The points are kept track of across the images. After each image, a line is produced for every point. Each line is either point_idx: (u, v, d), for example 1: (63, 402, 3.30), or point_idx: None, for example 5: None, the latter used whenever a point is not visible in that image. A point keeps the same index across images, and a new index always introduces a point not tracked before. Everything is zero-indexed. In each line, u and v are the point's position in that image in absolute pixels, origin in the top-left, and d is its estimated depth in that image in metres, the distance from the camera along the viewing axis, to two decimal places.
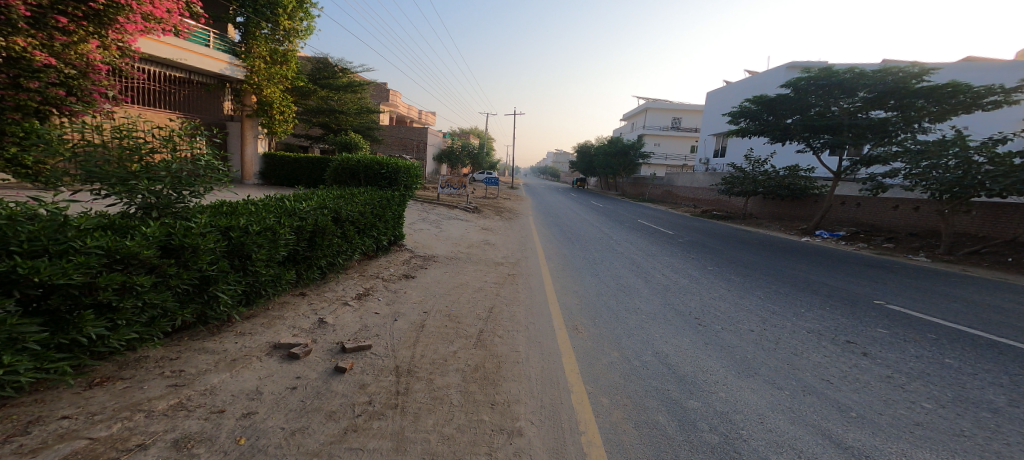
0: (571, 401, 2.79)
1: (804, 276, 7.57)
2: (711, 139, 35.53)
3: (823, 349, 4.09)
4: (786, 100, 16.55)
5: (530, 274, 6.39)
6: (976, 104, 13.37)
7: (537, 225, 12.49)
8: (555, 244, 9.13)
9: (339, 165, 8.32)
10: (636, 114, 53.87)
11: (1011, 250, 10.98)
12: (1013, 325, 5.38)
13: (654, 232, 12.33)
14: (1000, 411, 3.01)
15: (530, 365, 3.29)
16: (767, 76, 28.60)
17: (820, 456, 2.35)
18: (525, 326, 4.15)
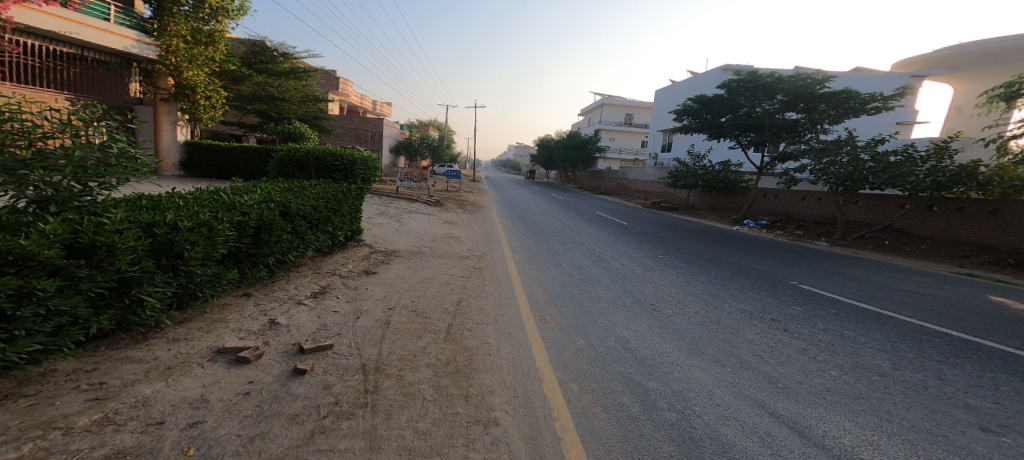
0: (542, 390, 2.89)
1: (737, 261, 8.33)
2: (659, 135, 37.43)
3: (757, 327, 4.56)
4: (721, 101, 17.78)
5: (495, 266, 6.42)
6: (862, 110, 15.75)
7: (499, 217, 12.57)
8: (516, 236, 9.24)
9: (285, 156, 7.76)
10: (593, 109, 55.53)
11: (888, 235, 12.89)
12: (895, 299, 6.34)
13: (610, 224, 12.87)
14: (885, 374, 3.57)
15: (501, 357, 3.35)
16: (705, 77, 30.73)
17: (759, 424, 2.65)
18: (493, 318, 4.20)
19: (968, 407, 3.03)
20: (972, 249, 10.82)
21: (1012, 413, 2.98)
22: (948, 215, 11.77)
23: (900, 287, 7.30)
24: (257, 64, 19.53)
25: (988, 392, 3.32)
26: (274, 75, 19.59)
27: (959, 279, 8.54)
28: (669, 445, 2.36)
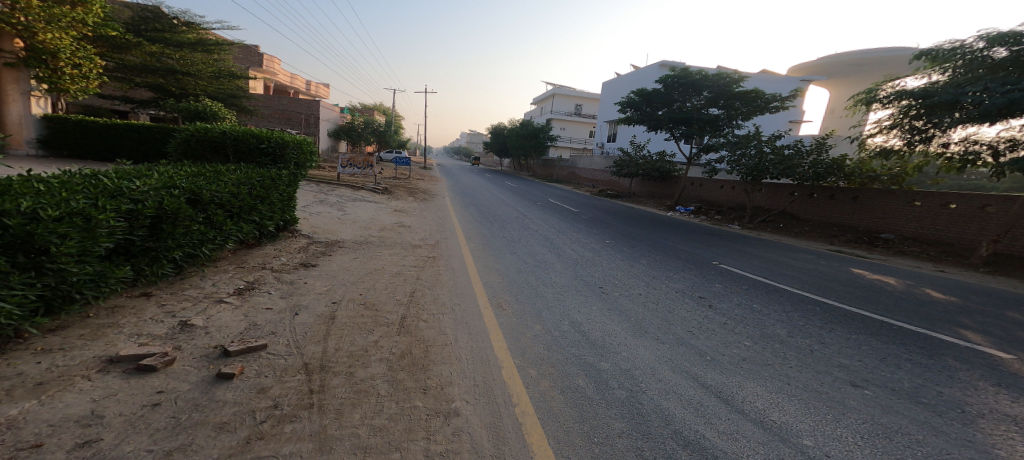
0: (502, 377, 2.91)
1: (671, 245, 8.98)
2: (606, 126, 38.80)
3: (689, 305, 4.96)
4: (660, 96, 18.68)
5: (449, 255, 6.29)
6: (766, 109, 17.58)
7: (453, 205, 12.37)
8: (468, 224, 9.12)
9: (190, 136, 6.66)
10: (544, 98, 56.07)
11: (782, 219, 14.65)
12: (796, 275, 7.24)
13: (562, 211, 13.17)
14: (785, 342, 4.08)
15: (459, 347, 3.30)
16: (644, 71, 32.39)
17: (694, 396, 2.90)
18: (451, 308, 4.12)
19: (844, 366, 3.57)
20: (842, 230, 12.71)
21: (878, 370, 3.55)
22: (823, 201, 13.67)
23: (795, 264, 8.34)
24: (149, 32, 16.77)
25: (862, 352, 3.93)
26: (174, 45, 17.07)
27: (834, 255, 9.97)
28: (621, 422, 2.50)
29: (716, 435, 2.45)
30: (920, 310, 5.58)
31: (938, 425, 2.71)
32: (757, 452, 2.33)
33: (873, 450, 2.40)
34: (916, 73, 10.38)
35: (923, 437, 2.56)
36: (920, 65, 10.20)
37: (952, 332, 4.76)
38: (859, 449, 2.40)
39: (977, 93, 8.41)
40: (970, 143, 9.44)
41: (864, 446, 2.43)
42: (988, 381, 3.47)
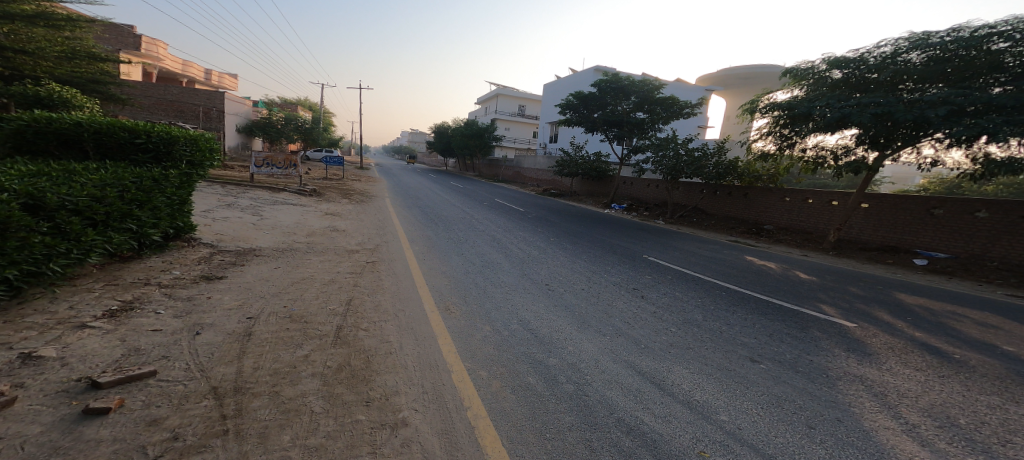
0: (452, 381, 2.83)
1: (608, 240, 9.43)
2: (547, 127, 39.75)
3: (624, 297, 5.26)
4: (595, 98, 19.52)
5: (391, 259, 6.00)
6: (680, 115, 19.18)
7: (393, 206, 11.90)
8: (410, 225, 8.82)
9: (28, 126, 5.27)
10: (488, 98, 55.94)
11: (696, 214, 16.13)
12: (711, 264, 7.99)
13: (507, 210, 13.23)
14: (702, 325, 4.48)
15: (405, 354, 3.16)
16: (581, 75, 33.78)
17: (633, 384, 3.06)
18: (394, 314, 3.94)
19: (745, 344, 4.01)
20: (735, 223, 14.32)
21: (771, 345, 4.04)
22: (724, 198, 15.34)
23: (710, 254, 9.19)
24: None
25: (756, 330, 4.45)
26: None
27: (733, 245, 11.15)
28: (571, 416, 2.56)
29: (652, 419, 2.61)
30: (790, 289, 6.47)
31: (812, 391, 3.15)
32: (688, 431, 2.51)
33: (773, 418, 2.71)
34: (781, 88, 11.81)
35: (802, 402, 2.96)
36: (785, 81, 11.66)
37: (814, 306, 5.60)
38: (763, 418, 2.70)
39: (823, 108, 9.73)
40: (819, 149, 10.86)
41: (765, 415, 2.74)
42: (840, 347, 4.14)
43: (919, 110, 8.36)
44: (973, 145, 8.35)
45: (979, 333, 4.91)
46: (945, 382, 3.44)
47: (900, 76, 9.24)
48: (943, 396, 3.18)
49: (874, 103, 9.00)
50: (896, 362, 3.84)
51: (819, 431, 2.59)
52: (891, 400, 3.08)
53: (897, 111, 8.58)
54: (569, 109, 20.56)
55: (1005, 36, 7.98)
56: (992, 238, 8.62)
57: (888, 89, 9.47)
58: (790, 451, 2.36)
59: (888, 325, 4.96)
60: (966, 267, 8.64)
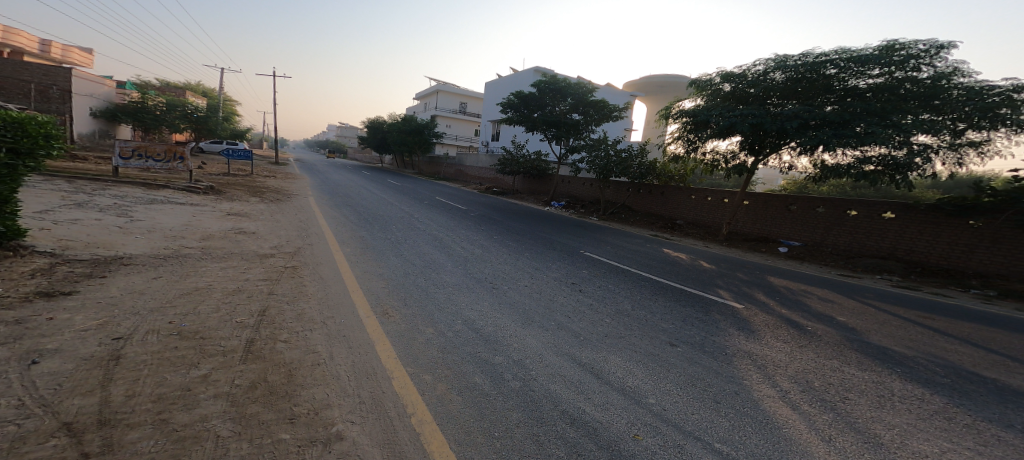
0: (392, 388, 2.68)
1: (546, 237, 9.65)
2: (488, 125, 39.66)
3: (564, 291, 5.42)
4: (535, 99, 19.96)
5: (314, 263, 5.55)
6: (609, 117, 19.84)
7: (318, 205, 11.07)
8: (341, 226, 8.29)
9: None
10: (427, 94, 54.41)
11: (625, 210, 17.06)
12: (637, 258, 8.44)
13: (448, 208, 12.99)
14: (631, 315, 4.75)
15: (336, 364, 2.91)
16: (520, 75, 34.25)
17: (576, 376, 3.15)
18: (323, 322, 3.62)
19: (665, 330, 4.33)
20: (655, 218, 15.44)
21: (685, 329, 4.41)
22: (647, 196, 16.39)
23: (636, 249, 9.69)
24: None
25: (673, 316, 4.83)
26: None
27: (656, 240, 11.84)
28: (518, 412, 2.56)
29: (592, 408, 2.71)
30: (701, 278, 7.09)
31: (719, 369, 3.47)
32: (624, 416, 2.63)
33: (691, 398, 2.94)
34: (685, 98, 12.84)
35: (712, 380, 3.25)
36: (691, 91, 12.56)
37: (713, 291, 6.22)
38: (683, 398, 2.93)
39: (718, 117, 10.81)
40: (715, 154, 12.11)
41: (684, 395, 2.98)
42: (732, 326, 4.64)
43: (782, 122, 9.74)
44: (812, 153, 10.06)
45: (856, 311, 5.78)
46: (832, 355, 3.98)
47: (768, 92, 10.60)
48: (832, 368, 3.66)
49: (752, 115, 10.19)
50: (771, 336, 4.39)
51: (725, 405, 2.86)
52: (771, 371, 3.51)
53: (766, 122, 9.87)
54: (510, 108, 20.82)
55: (834, 64, 9.65)
56: (824, 225, 10.68)
57: (760, 103, 10.83)
58: (713, 429, 2.56)
59: (771, 306, 5.66)
60: (811, 252, 10.54)
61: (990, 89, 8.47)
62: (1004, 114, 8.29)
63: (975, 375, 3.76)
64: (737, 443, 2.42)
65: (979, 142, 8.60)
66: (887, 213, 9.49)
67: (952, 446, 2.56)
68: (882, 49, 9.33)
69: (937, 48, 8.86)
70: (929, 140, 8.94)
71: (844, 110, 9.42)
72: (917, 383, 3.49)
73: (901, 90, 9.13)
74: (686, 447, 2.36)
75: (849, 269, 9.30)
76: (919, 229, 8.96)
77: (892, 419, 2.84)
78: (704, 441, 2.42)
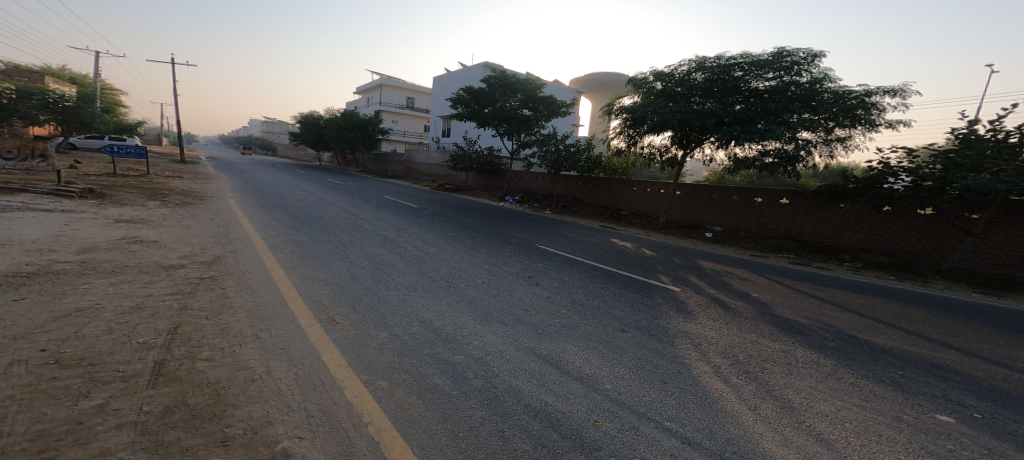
0: (345, 398, 2.55)
1: (500, 232, 9.67)
2: (438, 121, 38.89)
3: (521, 285, 5.45)
4: (486, 94, 19.84)
5: (244, 270, 5.07)
6: (557, 113, 20.23)
7: (248, 208, 10.15)
8: (274, 229, 7.68)
9: None
10: (370, 88, 52.24)
11: (575, 203, 17.48)
12: (588, 248, 8.62)
13: (398, 207, 12.58)
14: (586, 304, 4.88)
15: (276, 377, 2.70)
16: (469, 71, 33.98)
17: (537, 369, 3.17)
18: (257, 333, 3.33)
19: (617, 316, 4.49)
20: (603, 209, 15.98)
21: (633, 314, 4.60)
22: (595, 189, 16.87)
23: (586, 240, 9.85)
24: None
25: (622, 302, 5.03)
26: None
27: (607, 231, 12.13)
28: (482, 410, 2.54)
29: (554, 399, 2.74)
30: (648, 266, 7.38)
31: (665, 350, 3.65)
32: (584, 404, 2.68)
33: (642, 380, 3.07)
34: (624, 95, 13.18)
35: (660, 362, 3.41)
36: (629, 89, 12.88)
37: (654, 276, 6.55)
38: (637, 381, 3.05)
39: (652, 113, 11.23)
40: (651, 148, 12.70)
41: (638, 378, 3.10)
42: (678, 310, 4.85)
43: (703, 118, 10.47)
44: (726, 147, 11.10)
45: (786, 289, 6.31)
46: (768, 331, 4.31)
47: (690, 91, 11.26)
48: (770, 344, 3.94)
49: (679, 112, 10.81)
50: (703, 316, 4.69)
51: (671, 384, 3.02)
52: (705, 348, 3.74)
53: (692, 119, 10.56)
54: (461, 103, 20.53)
55: (740, 67, 10.58)
56: (739, 212, 12.12)
57: (684, 101, 11.46)
58: (667, 409, 2.67)
59: (713, 288, 6.00)
60: (730, 235, 11.77)
61: (850, 93, 9.97)
62: (860, 115, 9.82)
63: (853, 338, 4.32)
64: (691, 420, 2.55)
65: (844, 138, 10.22)
66: (783, 199, 11.21)
67: (844, 404, 2.89)
68: (773, 56, 10.35)
69: (812, 56, 10.06)
70: (811, 136, 10.39)
71: (749, 109, 10.31)
72: (826, 350, 3.90)
73: (788, 92, 10.41)
74: (641, 428, 2.45)
75: (758, 249, 10.61)
76: (806, 211, 10.75)
77: (800, 385, 3.14)
78: (658, 421, 2.53)
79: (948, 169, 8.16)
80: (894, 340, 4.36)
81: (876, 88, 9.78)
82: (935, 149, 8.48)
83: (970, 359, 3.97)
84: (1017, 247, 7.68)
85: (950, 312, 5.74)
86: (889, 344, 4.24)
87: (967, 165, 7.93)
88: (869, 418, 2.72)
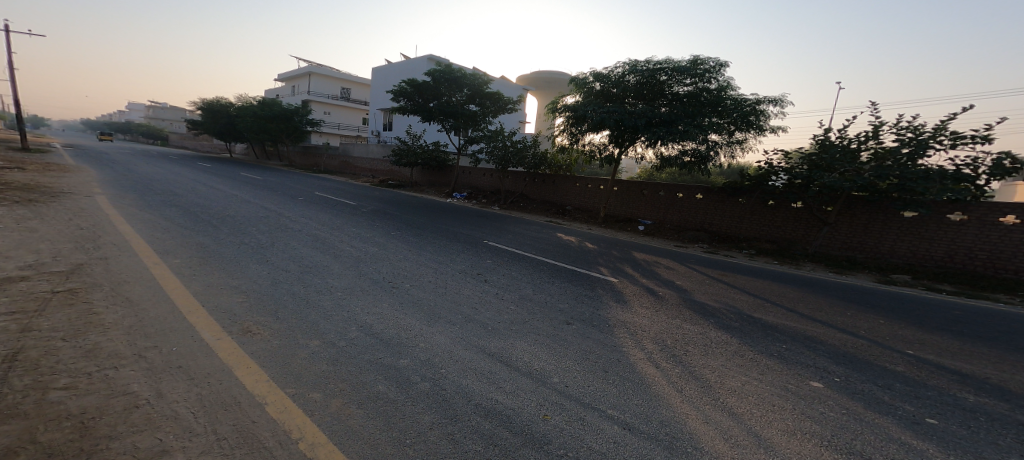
0: (268, 415, 2.32)
1: (445, 229, 9.50)
2: (380, 114, 37.41)
3: (469, 283, 5.39)
4: (430, 88, 19.32)
5: (137, 278, 4.40)
6: (503, 109, 20.23)
7: (148, 206, 8.91)
8: (176, 232, 6.76)
9: None
10: (299, 77, 48.77)
11: (522, 198, 17.60)
12: (533, 244, 8.70)
13: (334, 205, 11.86)
14: (533, 299, 4.94)
15: (176, 397, 2.37)
16: (412, 63, 33.09)
17: (485, 368, 3.14)
18: (147, 351, 2.88)
19: (562, 309, 4.60)
20: (548, 205, 16.28)
21: (577, 306, 4.73)
22: (541, 185, 17.12)
23: (530, 235, 9.90)
24: None
25: (567, 295, 5.14)
26: None
27: (552, 226, 12.29)
28: (430, 414, 2.46)
29: (504, 397, 2.73)
30: (589, 259, 7.61)
31: (606, 340, 3.79)
32: (533, 399, 2.71)
33: (585, 371, 3.16)
34: (568, 94, 13.41)
35: (601, 352, 3.52)
36: (571, 88, 13.11)
37: (595, 269, 6.77)
38: (582, 372, 3.13)
39: (592, 112, 11.59)
40: (592, 146, 13.11)
41: (582, 369, 3.19)
42: (618, 302, 5.04)
43: (634, 119, 11.04)
44: (654, 146, 11.77)
45: (716, 277, 6.78)
46: (700, 318, 4.60)
47: (623, 92, 11.78)
48: (701, 329, 4.20)
49: (616, 111, 11.30)
50: (638, 305, 4.92)
51: (611, 373, 3.13)
52: (640, 336, 3.92)
53: (626, 119, 11.07)
54: (404, 97, 19.84)
55: (665, 72, 11.26)
56: (662, 206, 13.02)
57: (618, 101, 11.96)
58: (609, 398, 2.76)
59: (648, 279, 6.32)
60: (659, 228, 12.57)
61: (746, 100, 10.97)
62: (753, 120, 10.88)
63: (750, 317, 4.76)
64: (631, 408, 2.65)
65: (740, 141, 11.21)
66: (698, 194, 12.19)
67: (759, 379, 3.18)
68: (691, 63, 11.10)
69: (720, 65, 10.96)
70: (717, 138, 11.31)
71: (672, 111, 11.05)
72: (747, 332, 4.26)
73: (701, 97, 11.19)
74: (587, 418, 2.51)
75: (679, 240, 11.45)
76: (715, 205, 11.84)
77: (722, 365, 3.40)
78: (602, 410, 2.60)
79: (812, 170, 9.45)
80: (794, 318, 4.93)
81: (764, 96, 10.85)
82: (802, 152, 9.78)
83: (851, 331, 4.59)
84: (858, 234, 9.38)
85: (839, 292, 6.57)
86: (777, 321, 4.74)
87: (823, 166, 9.31)
88: (773, 391, 3.00)
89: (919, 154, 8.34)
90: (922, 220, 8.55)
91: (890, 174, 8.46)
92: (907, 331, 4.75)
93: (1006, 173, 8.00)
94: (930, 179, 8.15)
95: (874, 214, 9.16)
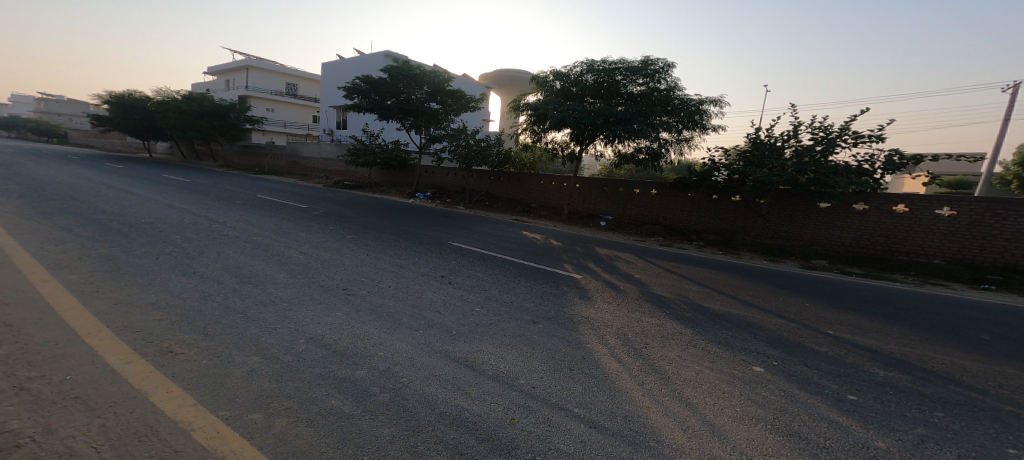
0: (198, 441, 2.14)
1: (406, 230, 9.25)
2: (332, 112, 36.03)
3: (432, 286, 5.26)
4: (387, 85, 18.73)
5: (35, 301, 3.93)
6: (465, 108, 20.03)
7: (54, 217, 7.97)
8: (96, 245, 6.12)
9: None
10: (239, 72, 45.85)
11: (486, 197, 17.45)
12: (495, 243, 8.64)
13: (283, 209, 11.23)
14: (498, 299, 4.90)
15: (78, 432, 2.12)
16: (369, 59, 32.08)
17: (447, 373, 3.07)
18: (33, 383, 2.54)
19: (527, 309, 4.59)
20: (513, 203, 16.28)
21: (542, 305, 4.74)
22: (505, 184, 17.06)
23: (491, 234, 9.84)
24: None
25: (531, 294, 5.15)
26: None
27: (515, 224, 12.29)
28: (389, 427, 2.37)
29: (469, 403, 2.67)
30: (552, 256, 7.67)
31: (572, 338, 3.82)
32: (499, 403, 2.67)
33: (551, 370, 3.16)
34: (529, 93, 13.42)
35: (566, 350, 3.55)
36: (534, 86, 13.13)
37: (560, 266, 6.81)
38: (548, 372, 3.13)
39: (551, 111, 11.70)
40: (553, 144, 13.26)
41: (547, 368, 3.19)
42: (580, 298, 5.08)
43: (592, 117, 11.26)
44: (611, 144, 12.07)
45: (673, 270, 7.03)
46: (657, 310, 4.73)
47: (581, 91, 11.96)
48: (659, 322, 4.32)
49: (574, 110, 11.49)
50: (601, 300, 5.01)
51: (576, 371, 3.15)
52: (603, 332, 3.98)
53: (584, 118, 11.26)
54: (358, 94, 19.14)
55: (620, 72, 11.57)
56: (621, 202, 13.39)
57: (577, 99, 12.14)
58: (571, 397, 2.77)
59: (608, 274, 6.44)
60: (617, 223, 12.90)
61: (690, 100, 11.49)
62: (698, 119, 11.41)
63: (703, 308, 4.96)
64: (593, 405, 2.67)
65: (686, 139, 11.73)
66: (654, 190, 12.60)
67: (711, 368, 3.30)
68: (642, 64, 11.44)
69: (668, 66, 11.39)
70: (665, 136, 11.80)
71: (627, 110, 11.38)
72: (703, 322, 4.43)
73: (653, 97, 11.57)
74: (553, 418, 2.52)
75: (636, 234, 11.81)
76: (670, 200, 12.28)
77: (678, 356, 3.51)
78: (567, 409, 2.62)
79: (747, 166, 10.01)
80: (743, 305, 5.20)
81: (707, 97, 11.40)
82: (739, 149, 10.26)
83: (795, 315, 4.91)
84: (787, 224, 10.06)
85: (782, 279, 7.02)
86: (730, 309, 4.97)
87: (756, 162, 9.85)
88: (726, 378, 3.13)
89: (830, 151, 9.04)
90: (835, 211, 9.34)
91: (808, 169, 9.12)
92: (840, 312, 5.16)
93: (897, 168, 8.83)
94: (838, 173, 8.85)
95: (800, 206, 9.86)
